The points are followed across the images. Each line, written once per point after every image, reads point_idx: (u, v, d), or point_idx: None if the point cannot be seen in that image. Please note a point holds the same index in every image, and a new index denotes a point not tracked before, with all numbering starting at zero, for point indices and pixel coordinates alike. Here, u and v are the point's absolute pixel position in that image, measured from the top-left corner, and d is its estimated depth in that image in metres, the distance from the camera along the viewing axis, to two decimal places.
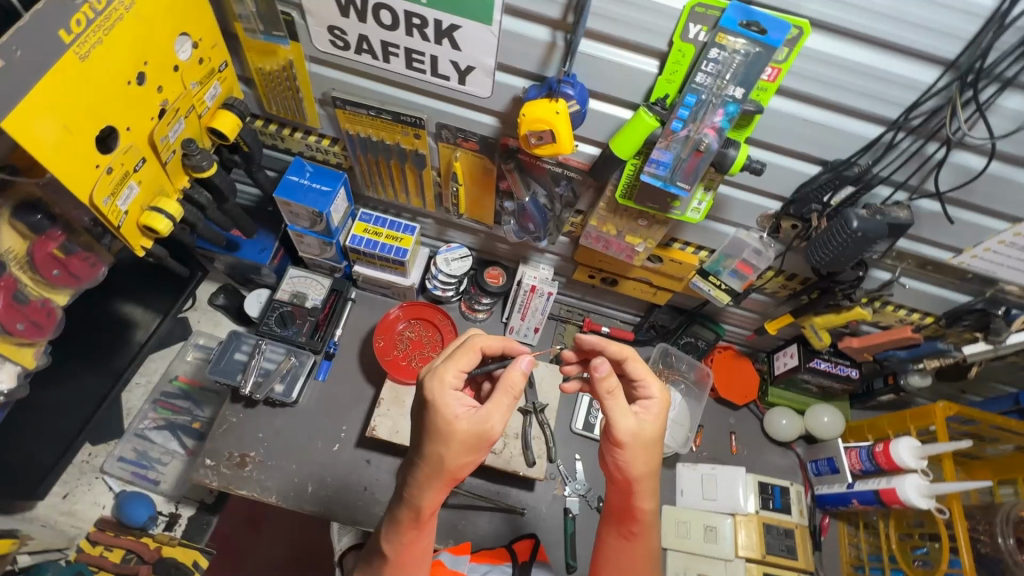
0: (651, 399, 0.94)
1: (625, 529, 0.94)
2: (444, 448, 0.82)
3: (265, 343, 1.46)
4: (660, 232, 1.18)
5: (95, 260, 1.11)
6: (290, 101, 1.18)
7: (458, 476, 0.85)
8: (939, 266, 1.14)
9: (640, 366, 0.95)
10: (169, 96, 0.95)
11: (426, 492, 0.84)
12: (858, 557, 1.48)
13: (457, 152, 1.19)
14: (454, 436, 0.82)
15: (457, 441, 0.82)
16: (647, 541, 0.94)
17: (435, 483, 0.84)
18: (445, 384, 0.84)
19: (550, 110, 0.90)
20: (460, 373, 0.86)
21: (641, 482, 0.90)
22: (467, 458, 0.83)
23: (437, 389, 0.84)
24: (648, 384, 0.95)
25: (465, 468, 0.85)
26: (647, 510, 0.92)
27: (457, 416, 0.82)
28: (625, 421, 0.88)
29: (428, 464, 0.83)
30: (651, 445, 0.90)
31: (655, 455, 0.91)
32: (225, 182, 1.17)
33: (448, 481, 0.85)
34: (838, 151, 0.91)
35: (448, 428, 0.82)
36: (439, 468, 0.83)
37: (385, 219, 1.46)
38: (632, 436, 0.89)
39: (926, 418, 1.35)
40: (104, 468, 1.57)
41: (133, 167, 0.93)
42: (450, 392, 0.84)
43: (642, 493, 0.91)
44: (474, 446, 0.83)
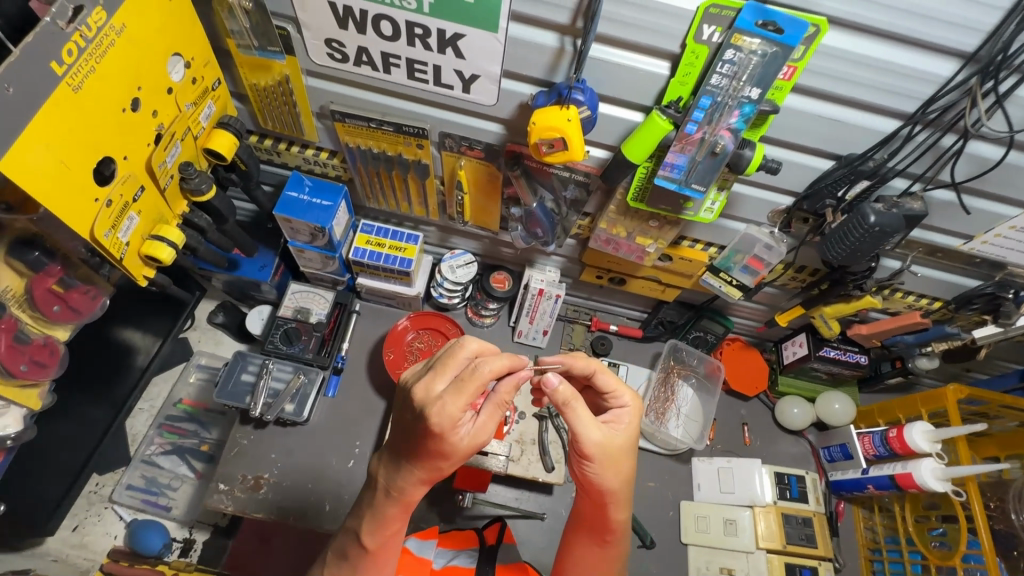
0: (623, 408, 0.93)
1: (599, 537, 0.92)
2: (445, 464, 0.82)
3: (272, 362, 1.43)
4: (671, 233, 1.17)
5: (95, 292, 1.08)
6: (286, 116, 1.14)
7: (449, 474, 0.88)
8: (948, 253, 1.14)
9: (611, 378, 0.94)
10: (164, 120, 0.92)
11: (411, 489, 0.84)
12: (874, 539, 1.50)
13: (461, 161, 1.17)
14: (458, 454, 0.81)
15: (458, 456, 0.82)
16: (619, 546, 0.94)
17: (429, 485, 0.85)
18: (453, 416, 0.78)
19: (562, 118, 0.87)
20: (468, 402, 0.79)
21: (616, 495, 0.89)
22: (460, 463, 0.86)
23: (447, 423, 0.78)
24: (621, 395, 0.94)
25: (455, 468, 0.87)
26: (620, 520, 0.91)
27: (462, 441, 0.80)
28: (592, 433, 0.86)
29: (425, 476, 0.83)
30: (620, 457, 0.88)
31: (628, 465, 0.89)
32: (224, 204, 1.13)
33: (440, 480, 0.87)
34: (855, 146, 0.91)
35: (453, 450, 0.80)
36: (436, 475, 0.84)
37: (387, 230, 1.43)
38: (600, 448, 0.86)
39: (937, 401, 1.37)
40: (113, 498, 1.54)
41: (133, 197, 0.90)
42: (457, 422, 0.79)
43: (617, 505, 0.90)
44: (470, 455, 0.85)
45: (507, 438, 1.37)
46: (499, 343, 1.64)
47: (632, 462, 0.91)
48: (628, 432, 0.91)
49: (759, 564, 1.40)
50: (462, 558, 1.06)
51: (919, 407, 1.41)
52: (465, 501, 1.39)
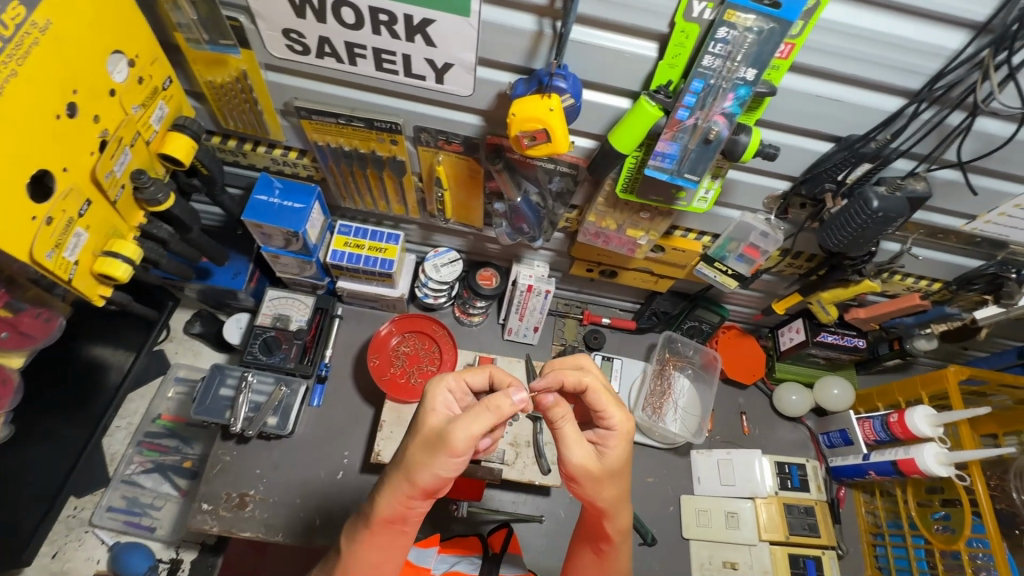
0: (609, 430, 0.86)
1: (596, 546, 0.89)
2: (412, 439, 0.79)
3: (251, 375, 1.35)
4: (663, 224, 1.12)
5: (48, 314, 1.06)
6: (248, 114, 1.06)
7: (415, 482, 0.77)
8: (950, 233, 1.10)
9: (603, 396, 0.86)
10: (109, 125, 0.84)
11: (385, 488, 0.79)
12: (875, 524, 1.48)
13: (439, 156, 1.10)
14: (423, 429, 0.79)
15: (424, 434, 0.79)
16: (617, 561, 0.89)
17: (394, 483, 0.78)
18: (439, 382, 0.84)
19: (544, 107, 0.81)
20: (462, 382, 0.86)
21: (610, 510, 0.85)
22: (424, 461, 0.76)
23: (432, 384, 0.84)
24: (609, 415, 0.86)
25: (423, 475, 0.77)
26: (619, 530, 0.87)
27: (435, 410, 0.81)
28: (574, 454, 0.83)
29: (395, 459, 0.80)
30: (609, 478, 0.84)
31: (617, 487, 0.84)
32: (186, 212, 1.06)
33: (406, 483, 0.77)
34: (856, 126, 0.86)
35: (422, 419, 0.80)
36: (401, 464, 0.78)
37: (365, 230, 1.36)
38: (584, 470, 0.83)
39: (937, 384, 1.34)
40: (93, 522, 1.48)
41: (77, 212, 0.83)
42: (441, 390, 0.83)
43: (615, 515, 0.86)
44: (433, 446, 0.77)
45: (501, 442, 1.32)
46: (489, 342, 1.59)
47: (623, 483, 0.85)
48: (615, 457, 0.84)
49: (763, 557, 1.37)
50: (465, 564, 1.00)
51: (920, 389, 1.38)
52: (460, 510, 1.36)
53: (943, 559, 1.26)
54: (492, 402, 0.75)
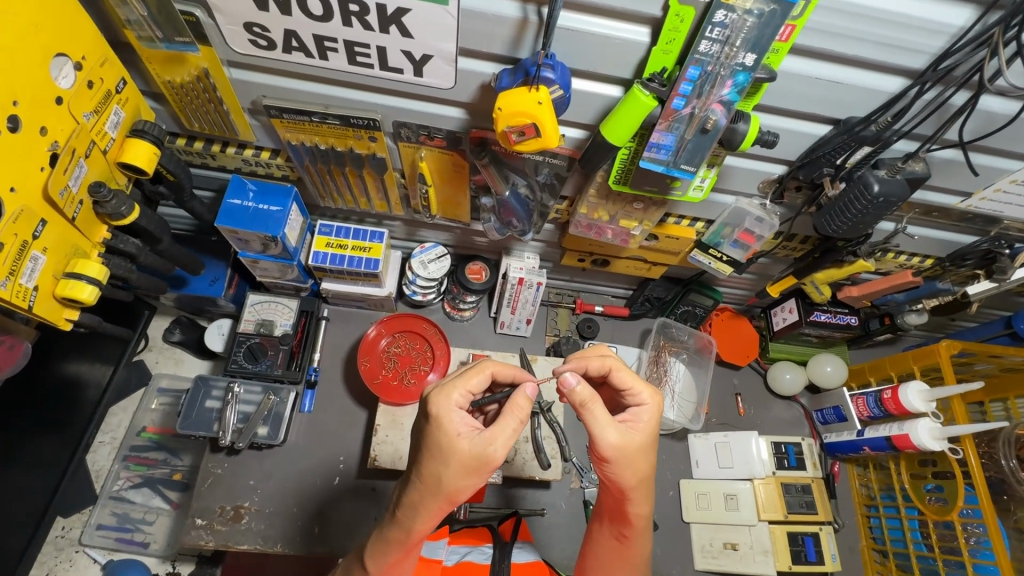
0: (641, 406, 0.85)
1: (618, 531, 0.88)
2: (442, 467, 0.73)
3: (238, 385, 1.30)
4: (657, 214, 1.09)
5: (11, 341, 1.14)
6: (213, 115, 0.99)
7: (456, 500, 0.76)
8: (945, 211, 1.09)
9: (628, 374, 0.87)
10: (59, 137, 0.77)
11: (419, 513, 0.76)
12: (869, 496, 1.50)
13: (421, 152, 1.04)
14: (454, 455, 0.73)
15: (456, 461, 0.73)
16: (639, 545, 0.87)
17: (430, 506, 0.75)
18: (450, 400, 0.76)
19: (532, 101, 0.76)
20: (469, 393, 0.78)
21: (633, 492, 0.82)
22: (464, 482, 0.74)
23: (442, 405, 0.75)
24: (638, 391, 0.86)
25: (464, 491, 0.75)
26: (640, 515, 0.85)
27: (459, 434, 0.73)
28: (611, 435, 0.78)
29: (424, 485, 0.74)
30: (641, 455, 0.80)
31: (648, 463, 0.81)
32: (154, 223, 1.00)
33: (446, 503, 0.75)
34: (856, 109, 0.82)
35: (449, 447, 0.73)
36: (437, 490, 0.74)
37: (347, 229, 1.30)
38: (618, 450, 0.79)
39: (929, 358, 1.34)
40: (83, 541, 1.43)
41: (32, 234, 0.78)
42: (455, 409, 0.75)
43: (637, 500, 0.83)
44: (471, 468, 0.73)
45: None
46: (481, 337, 1.55)
47: (651, 460, 0.83)
48: (647, 432, 0.82)
49: (763, 536, 1.38)
50: (476, 554, 0.99)
51: (912, 364, 1.39)
52: (460, 513, 1.28)
53: (935, 529, 1.28)
54: (517, 405, 0.76)
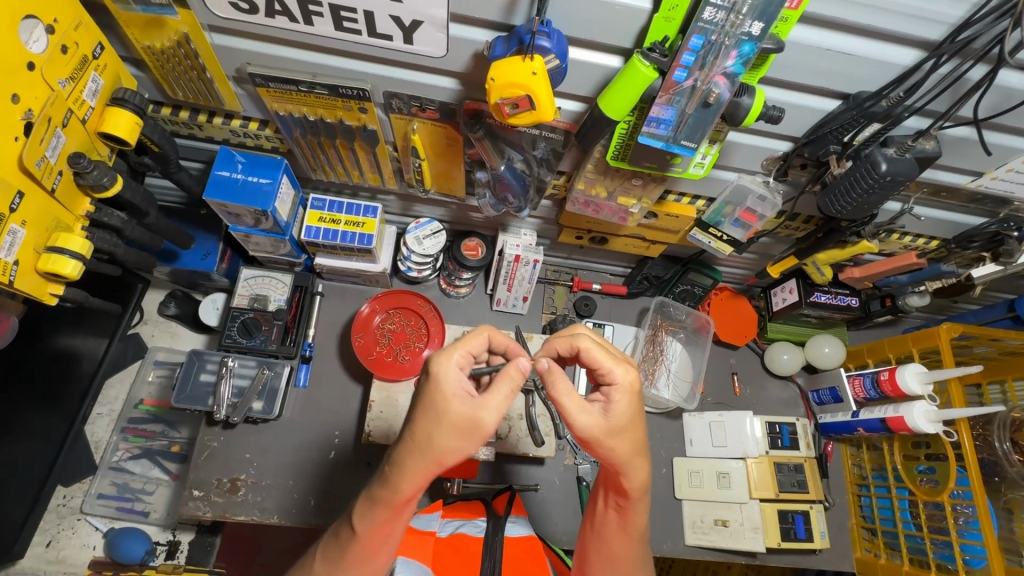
0: (612, 385, 0.82)
1: (616, 501, 0.88)
2: (434, 426, 0.73)
3: (232, 359, 1.30)
4: (656, 191, 1.06)
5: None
6: (197, 84, 0.96)
7: (445, 464, 0.74)
8: (954, 191, 1.05)
9: (602, 353, 0.84)
10: (32, 105, 0.75)
11: (406, 472, 0.74)
12: (861, 476, 1.51)
13: (414, 124, 1.00)
14: (447, 415, 0.72)
15: (450, 420, 0.72)
16: (637, 516, 0.87)
17: (418, 467, 0.74)
18: (450, 359, 0.74)
19: (526, 71, 0.72)
20: (469, 354, 0.77)
21: (628, 465, 0.82)
22: (455, 445, 0.73)
23: (442, 362, 0.74)
24: (611, 370, 0.82)
25: (453, 456, 0.74)
26: (637, 487, 0.84)
27: (454, 394, 0.73)
28: (583, 419, 0.78)
29: (414, 443, 0.74)
30: (620, 432, 0.80)
31: (628, 442, 0.80)
32: (139, 195, 0.97)
33: (435, 467, 0.74)
34: (867, 83, 0.79)
35: (443, 406, 0.72)
36: (428, 449, 0.73)
37: (340, 203, 1.27)
38: (593, 431, 0.79)
39: (929, 341, 1.32)
40: (84, 509, 1.46)
41: (9, 207, 0.76)
42: (454, 368, 0.74)
43: (633, 472, 0.82)
44: (464, 431, 0.73)
45: None
46: (478, 314, 1.54)
47: (635, 437, 0.81)
48: (621, 413, 0.80)
49: (754, 514, 1.39)
50: (470, 527, 1.00)
51: (910, 346, 1.37)
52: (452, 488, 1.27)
53: (925, 510, 1.29)
54: (510, 375, 0.75)
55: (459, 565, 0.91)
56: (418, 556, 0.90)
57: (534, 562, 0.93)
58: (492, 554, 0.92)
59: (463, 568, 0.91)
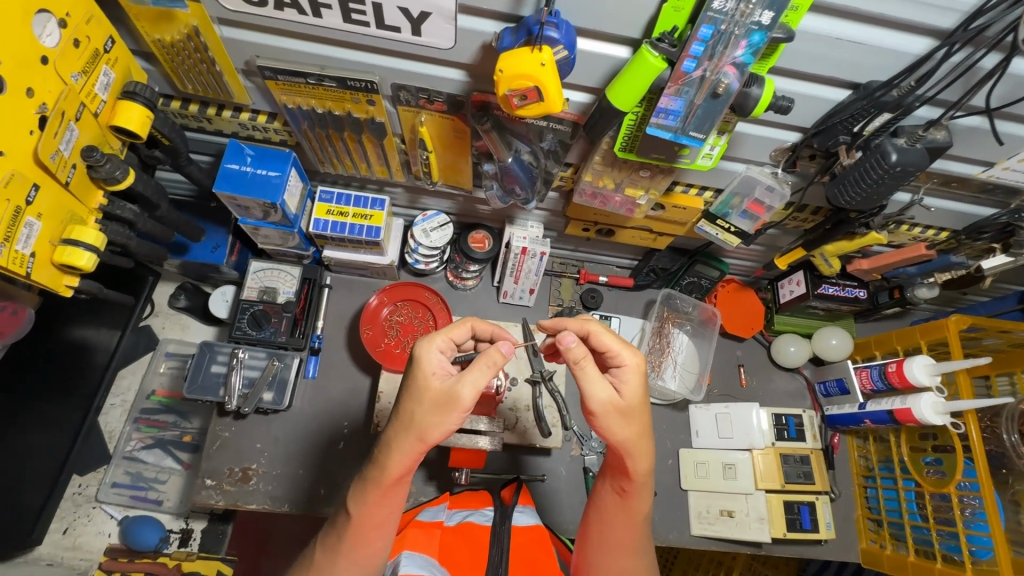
0: (621, 367, 0.84)
1: (619, 486, 0.88)
2: (415, 404, 0.76)
3: (242, 351, 1.31)
4: (664, 182, 1.05)
5: (13, 307, 1.14)
6: (206, 77, 0.96)
7: (428, 441, 0.77)
8: (965, 182, 1.04)
9: (611, 336, 0.85)
10: (46, 99, 0.76)
11: (393, 451, 0.77)
12: (868, 467, 1.51)
13: (421, 116, 1.00)
14: (427, 392, 0.76)
15: (429, 397, 0.76)
16: (638, 501, 0.88)
17: (403, 445, 0.77)
18: (431, 343, 0.79)
19: (535, 63, 0.72)
20: (451, 341, 0.82)
21: (634, 446, 0.83)
22: (435, 420, 0.76)
23: (423, 345, 0.79)
24: (619, 352, 0.84)
25: (436, 433, 0.76)
26: (642, 470, 0.85)
27: (433, 373, 0.77)
28: (597, 392, 0.80)
29: (399, 421, 0.77)
30: (631, 412, 0.82)
31: (635, 422, 0.82)
32: (150, 188, 0.98)
33: (417, 443, 0.76)
34: (878, 73, 0.78)
35: (423, 384, 0.77)
36: (411, 426, 0.76)
37: (348, 196, 1.27)
38: (605, 406, 0.81)
39: (937, 333, 1.32)
40: (99, 498, 1.49)
41: (25, 200, 0.77)
42: (434, 351, 0.79)
43: (639, 455, 0.84)
44: (442, 405, 0.76)
45: (501, 406, 1.31)
46: (484, 306, 1.54)
47: (641, 420, 0.83)
48: (632, 393, 0.83)
49: (759, 505, 1.40)
50: (477, 516, 1.01)
51: (918, 338, 1.37)
52: (461, 478, 1.26)
53: (932, 501, 1.29)
54: (488, 356, 0.76)
55: (470, 554, 0.92)
56: (423, 548, 0.91)
57: (541, 550, 0.92)
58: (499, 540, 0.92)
59: (472, 556, 0.91)
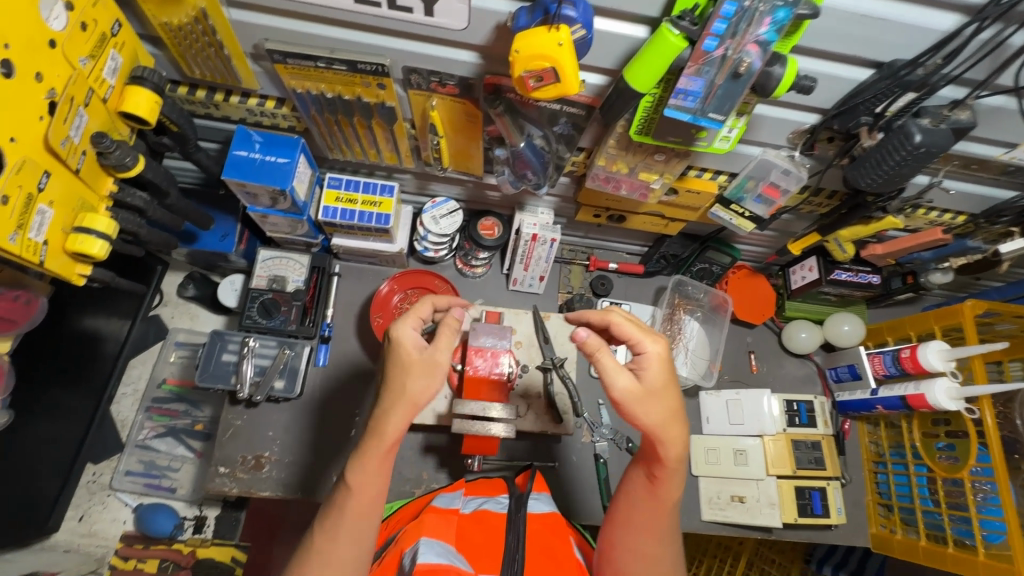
0: (644, 355, 0.84)
1: (649, 472, 0.88)
2: (404, 376, 0.81)
3: (253, 339, 1.31)
4: (679, 166, 1.04)
5: (27, 296, 1.12)
6: (214, 61, 0.95)
7: (421, 405, 0.81)
8: (985, 164, 1.02)
9: (631, 325, 0.87)
10: (55, 84, 0.75)
11: (387, 422, 0.80)
12: (878, 453, 1.50)
13: (432, 100, 0.99)
14: (411, 364, 0.81)
15: (414, 367, 0.81)
16: (670, 487, 0.87)
17: (397, 414, 0.80)
18: (405, 322, 0.85)
19: (552, 42, 0.70)
20: (420, 319, 0.88)
21: (663, 432, 0.82)
22: (424, 385, 0.81)
23: (399, 324, 0.84)
24: (640, 340, 0.85)
25: (427, 397, 0.82)
26: (674, 456, 0.84)
27: (414, 346, 0.83)
28: (619, 380, 0.81)
29: (389, 395, 0.81)
30: (658, 397, 0.82)
31: (663, 407, 0.82)
32: (159, 174, 0.97)
33: (411, 408, 0.81)
34: (903, 51, 0.76)
35: (407, 358, 0.82)
36: (402, 396, 0.80)
37: (357, 182, 1.26)
38: (628, 395, 0.82)
39: (952, 318, 1.31)
40: (113, 485, 1.50)
41: (37, 186, 0.76)
42: (409, 328, 0.85)
43: (668, 441, 0.83)
44: (427, 368, 0.82)
45: (513, 393, 1.31)
46: (494, 293, 1.54)
47: (670, 403, 0.83)
48: (658, 379, 0.83)
49: (770, 490, 1.40)
50: (493, 504, 1.02)
51: (932, 324, 1.36)
52: (473, 465, 1.24)
53: (943, 486, 1.30)
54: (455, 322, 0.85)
55: (487, 538, 0.92)
56: (440, 535, 0.87)
57: (558, 537, 0.93)
58: (515, 527, 0.92)
59: (489, 544, 0.91)
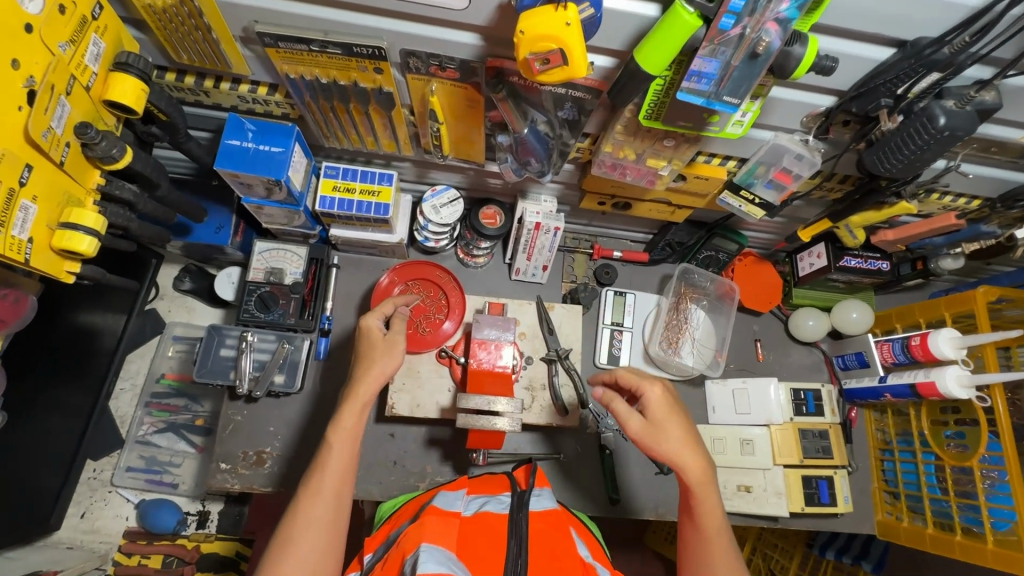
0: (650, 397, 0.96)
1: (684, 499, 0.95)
2: (371, 355, 1.01)
3: (252, 334, 1.29)
4: (689, 152, 1.00)
5: (16, 295, 1.08)
6: (202, 45, 0.91)
7: (388, 375, 1.00)
8: (1005, 147, 0.99)
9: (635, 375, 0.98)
10: (34, 72, 0.71)
11: (360, 387, 0.97)
12: (885, 441, 1.49)
13: (432, 85, 0.95)
14: (376, 346, 1.02)
15: (380, 347, 1.02)
16: (707, 504, 0.93)
17: (369, 384, 0.98)
18: (372, 315, 1.07)
19: (559, 22, 0.67)
20: (384, 314, 1.09)
21: (681, 455, 0.92)
22: (388, 359, 1.00)
23: (365, 317, 1.06)
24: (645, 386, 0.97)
25: (392, 368, 1.00)
26: (696, 477, 0.92)
27: (377, 331, 1.04)
28: (631, 421, 0.93)
29: (361, 370, 1.00)
30: (669, 428, 0.92)
31: (675, 436, 0.92)
32: (149, 166, 0.93)
33: (380, 377, 0.98)
34: (929, 27, 0.73)
35: (372, 341, 1.03)
36: (372, 369, 0.99)
37: (355, 171, 1.22)
38: (642, 432, 0.93)
39: (963, 305, 1.29)
40: (114, 482, 1.49)
41: (19, 181, 0.73)
42: (373, 319, 1.07)
43: (688, 464, 0.92)
44: (388, 347, 1.02)
45: (517, 385, 1.29)
46: (496, 284, 1.51)
47: (683, 431, 0.93)
48: (666, 413, 0.94)
49: (777, 480, 1.39)
50: (494, 503, 0.99)
51: (943, 311, 1.34)
52: (478, 459, 1.23)
53: (951, 474, 1.29)
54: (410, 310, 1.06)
55: (490, 540, 0.90)
56: (444, 539, 0.85)
57: (561, 536, 0.91)
58: (518, 529, 0.90)
59: (491, 546, 0.89)
